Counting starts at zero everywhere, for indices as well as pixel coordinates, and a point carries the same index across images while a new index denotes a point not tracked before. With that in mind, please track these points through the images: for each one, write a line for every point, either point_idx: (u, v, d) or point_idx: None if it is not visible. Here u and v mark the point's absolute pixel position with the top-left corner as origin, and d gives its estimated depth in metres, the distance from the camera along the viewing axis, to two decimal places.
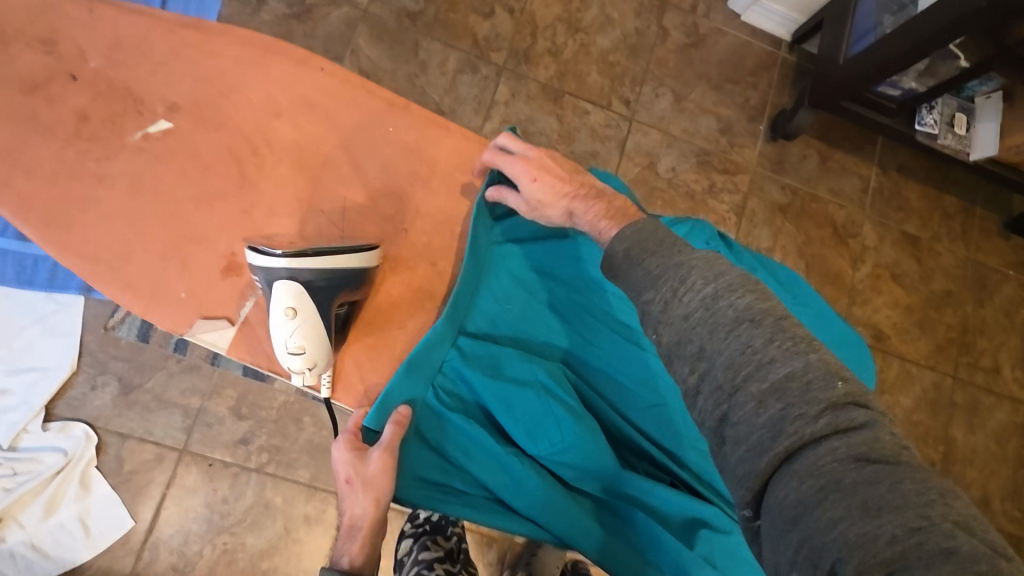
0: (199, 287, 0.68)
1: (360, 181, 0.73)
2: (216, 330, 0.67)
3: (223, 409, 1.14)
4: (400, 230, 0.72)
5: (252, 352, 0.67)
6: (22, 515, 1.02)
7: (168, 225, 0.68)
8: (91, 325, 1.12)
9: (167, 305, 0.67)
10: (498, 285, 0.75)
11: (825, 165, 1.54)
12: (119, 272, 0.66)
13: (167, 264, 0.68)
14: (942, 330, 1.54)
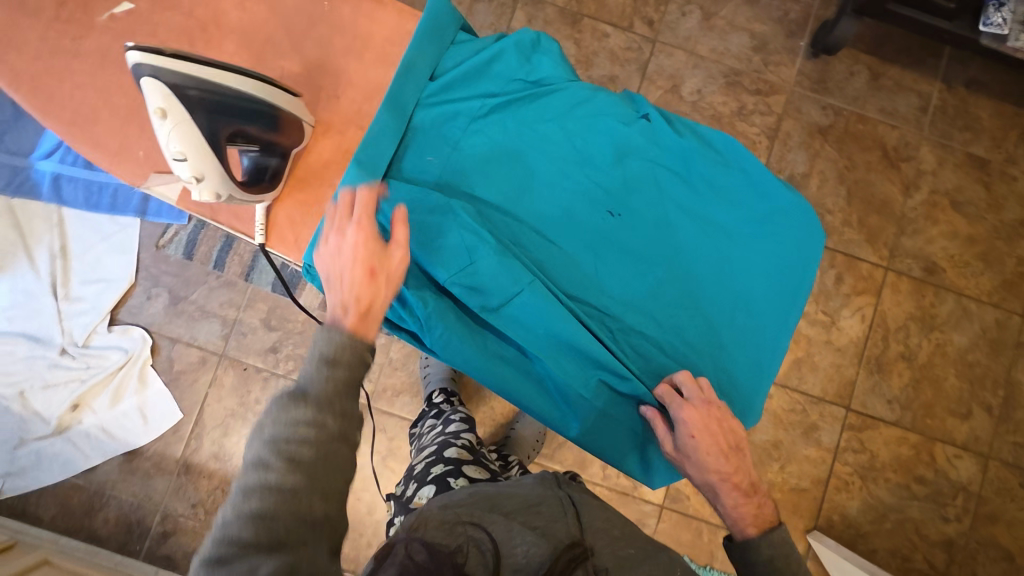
0: (155, 149, 0.74)
1: (297, 56, 0.76)
2: (167, 183, 0.73)
3: (255, 320, 1.26)
4: (331, 98, 0.77)
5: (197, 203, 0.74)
6: (94, 402, 1.21)
7: (129, 96, 0.74)
8: (146, 244, 1.28)
9: (130, 164, 0.74)
10: (421, 140, 0.76)
11: (876, 82, 1.40)
12: (93, 140, 0.73)
13: (127, 129, 0.74)
14: (1012, 264, 1.38)
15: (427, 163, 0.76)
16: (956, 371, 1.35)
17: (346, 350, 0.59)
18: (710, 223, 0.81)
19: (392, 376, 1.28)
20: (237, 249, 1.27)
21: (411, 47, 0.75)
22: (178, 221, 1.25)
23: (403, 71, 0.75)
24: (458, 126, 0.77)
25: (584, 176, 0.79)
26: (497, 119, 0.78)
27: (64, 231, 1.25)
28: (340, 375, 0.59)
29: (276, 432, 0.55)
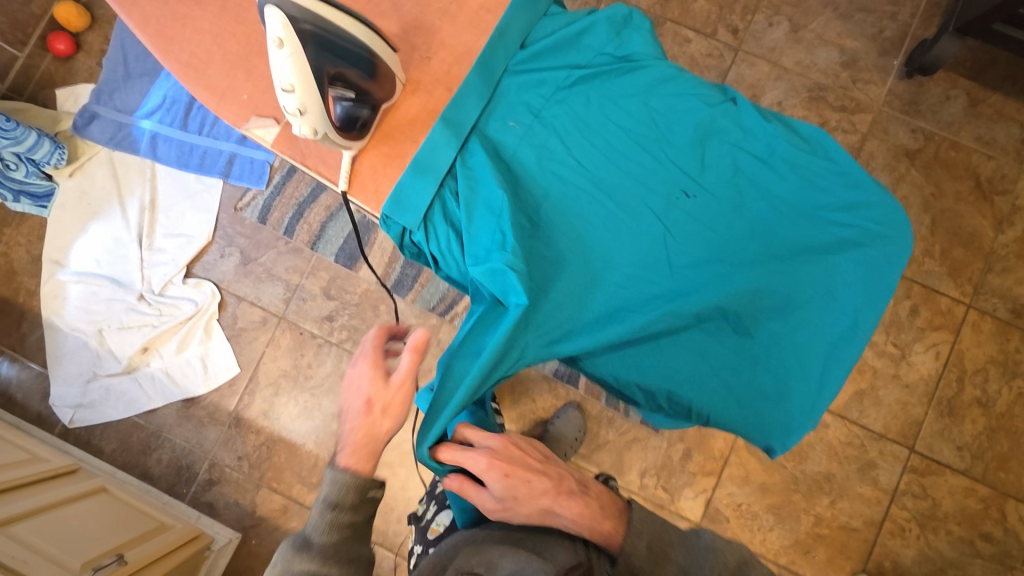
0: (259, 92, 0.76)
1: (395, 16, 0.78)
2: (264, 127, 0.75)
3: (316, 288, 1.31)
4: (423, 58, 0.78)
5: (291, 148, 0.75)
6: (162, 347, 1.29)
7: (242, 41, 0.75)
8: (224, 206, 1.34)
9: (232, 105, 0.75)
10: (505, 105, 0.78)
11: (974, 108, 1.32)
12: (202, 79, 0.75)
13: (236, 72, 0.75)
14: None
15: (509, 127, 0.77)
16: None
17: (351, 493, 0.74)
18: (794, 214, 0.77)
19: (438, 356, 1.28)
20: (306, 219, 1.32)
21: (507, 15, 0.77)
22: (257, 185, 1.33)
23: (495, 39, 0.77)
24: (542, 95, 0.78)
25: (661, 155, 0.78)
26: (581, 91, 0.79)
27: (155, 186, 1.35)
28: (349, 498, 0.74)
29: (299, 572, 0.70)
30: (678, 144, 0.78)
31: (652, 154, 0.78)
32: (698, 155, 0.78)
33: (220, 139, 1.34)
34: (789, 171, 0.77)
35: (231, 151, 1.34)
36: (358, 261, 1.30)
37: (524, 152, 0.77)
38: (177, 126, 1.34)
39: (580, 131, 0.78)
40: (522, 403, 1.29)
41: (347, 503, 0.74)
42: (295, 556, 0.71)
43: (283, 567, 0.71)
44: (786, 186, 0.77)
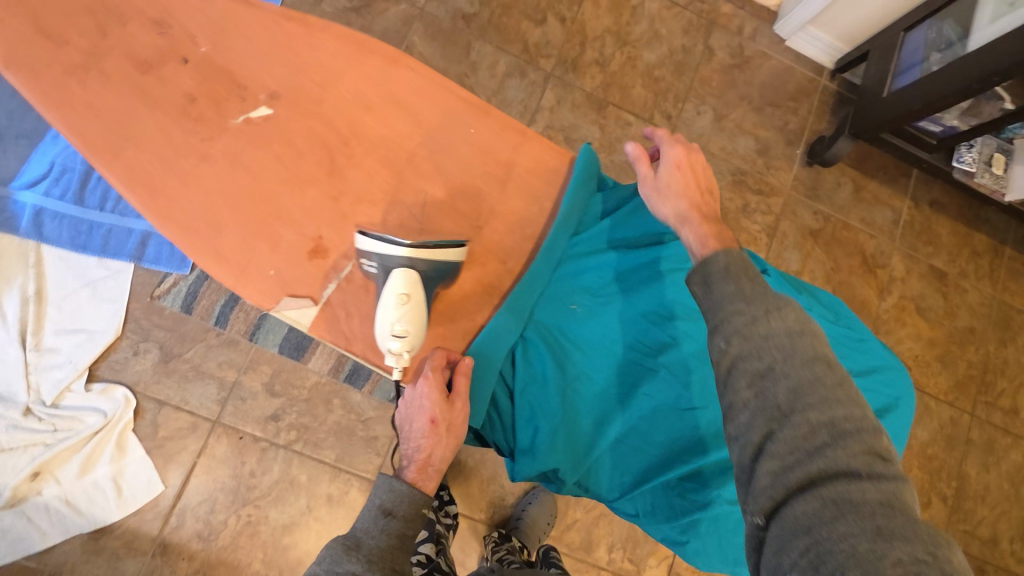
0: (288, 267, 0.66)
1: (441, 179, 0.71)
2: (299, 307, 0.66)
3: (257, 384, 1.17)
4: (475, 227, 0.71)
5: (331, 331, 0.66)
6: (59, 471, 1.07)
7: (262, 206, 0.67)
8: (138, 293, 1.15)
9: (257, 283, 0.66)
10: (565, 286, 0.74)
11: (859, 194, 1.55)
12: (215, 251, 0.66)
13: (258, 246, 0.66)
14: (963, 367, 1.56)
15: (571, 310, 0.74)
16: (917, 462, 1.49)
17: (405, 506, 0.67)
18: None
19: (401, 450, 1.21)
20: (242, 306, 1.18)
21: (569, 200, 0.73)
22: (179, 270, 1.16)
23: (558, 225, 0.72)
24: (601, 275, 0.76)
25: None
26: (638, 269, 0.77)
27: (42, 273, 1.12)
28: (397, 526, 0.66)
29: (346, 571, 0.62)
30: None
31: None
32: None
33: (129, 216, 1.15)
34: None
35: (144, 230, 1.15)
36: (305, 352, 1.19)
37: (587, 337, 0.74)
38: (70, 201, 1.13)
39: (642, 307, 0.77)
40: (490, 489, 1.26)
41: (397, 527, 0.66)
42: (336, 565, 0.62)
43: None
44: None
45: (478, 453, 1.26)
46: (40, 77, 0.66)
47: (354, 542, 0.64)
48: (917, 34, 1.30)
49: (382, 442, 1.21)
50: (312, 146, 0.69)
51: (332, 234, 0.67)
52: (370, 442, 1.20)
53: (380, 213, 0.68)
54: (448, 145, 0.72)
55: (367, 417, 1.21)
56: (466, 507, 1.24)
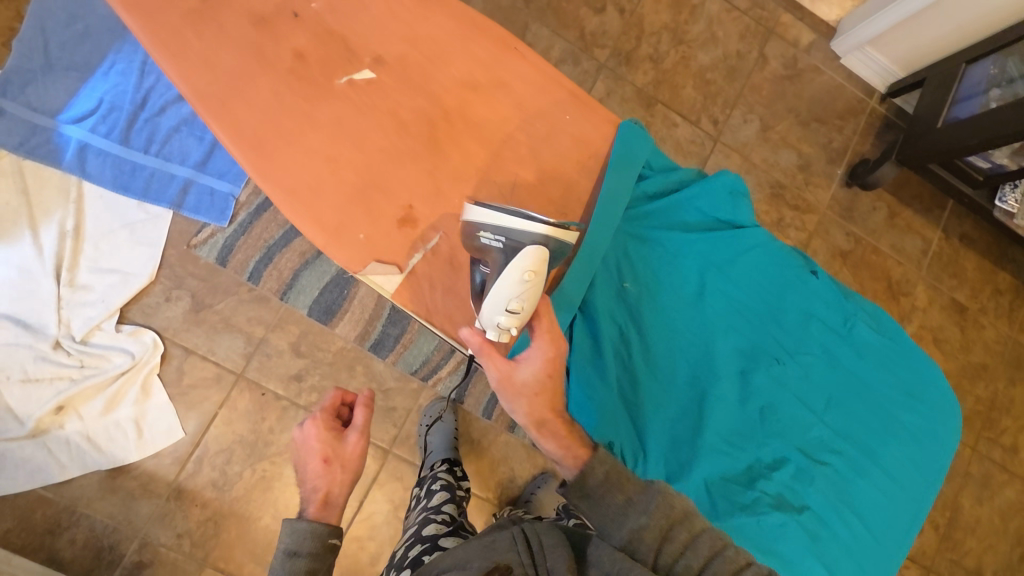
0: (378, 234, 0.68)
1: (532, 163, 0.72)
2: (386, 274, 0.68)
3: (284, 343, 1.18)
4: (562, 217, 0.72)
5: (414, 301, 0.68)
6: (82, 407, 1.08)
7: (360, 174, 0.69)
8: (175, 241, 1.15)
9: (348, 246, 0.68)
10: (622, 266, 0.76)
11: (892, 220, 1.56)
12: (313, 213, 0.67)
13: (352, 211, 0.68)
14: (971, 402, 1.58)
15: (624, 290, 0.76)
16: None
17: (307, 541, 0.66)
18: (870, 392, 0.80)
19: (417, 423, 1.23)
20: (276, 264, 1.17)
21: (611, 181, 0.72)
22: (218, 221, 1.15)
23: (605, 204, 0.71)
24: (652, 259, 0.78)
25: (759, 326, 0.79)
26: (688, 258, 0.79)
27: (82, 210, 1.11)
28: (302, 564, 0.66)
29: None
30: (776, 318, 0.80)
31: (750, 325, 0.79)
32: (789, 329, 0.80)
33: (172, 161, 1.14)
34: (865, 350, 0.80)
35: (187, 176, 1.15)
36: (334, 316, 1.19)
37: (636, 317, 0.76)
38: (116, 140, 1.12)
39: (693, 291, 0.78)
40: (500, 471, 1.27)
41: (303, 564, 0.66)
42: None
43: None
44: (863, 364, 0.80)
45: (492, 432, 1.27)
46: (153, 20, 0.68)
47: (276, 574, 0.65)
48: (979, 67, 1.28)
49: (400, 413, 1.22)
50: (418, 120, 0.71)
51: (423, 204, 0.69)
52: (390, 412, 1.22)
53: (472, 189, 0.70)
54: (554, 132, 0.74)
55: (387, 387, 1.22)
56: (477, 486, 1.25)
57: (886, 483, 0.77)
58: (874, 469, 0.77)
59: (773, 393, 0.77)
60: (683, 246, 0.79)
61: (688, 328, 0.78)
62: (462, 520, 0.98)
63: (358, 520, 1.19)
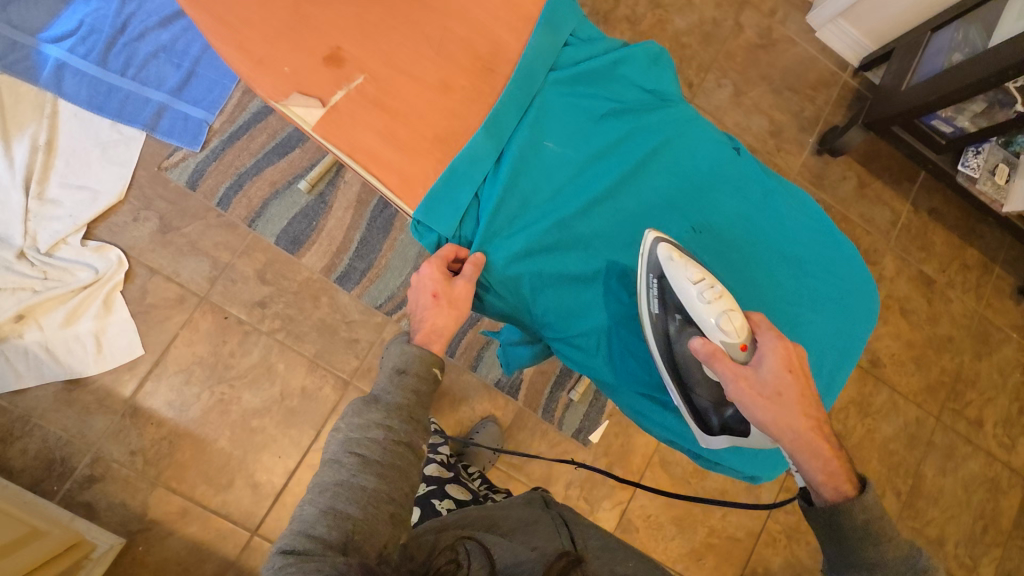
0: (305, 67, 0.64)
1: None
2: (307, 106, 0.63)
3: (249, 269, 1.19)
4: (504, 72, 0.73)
5: (336, 137, 0.64)
6: (43, 318, 1.09)
7: (291, 10, 0.65)
8: (146, 162, 1.17)
9: (271, 75, 0.63)
10: (543, 125, 0.70)
11: (862, 190, 1.58)
12: (239, 41, 0.63)
13: (278, 41, 0.64)
14: (936, 371, 1.58)
15: (544, 149, 0.70)
16: (879, 455, 1.52)
17: (415, 361, 0.69)
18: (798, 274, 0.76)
19: (379, 357, 1.23)
20: (246, 192, 1.19)
21: (539, 36, 0.69)
22: (190, 145, 1.18)
23: (529, 58, 0.69)
24: (577, 118, 0.72)
25: (686, 199, 0.74)
26: (617, 122, 0.72)
27: (55, 126, 1.14)
28: (411, 381, 0.68)
29: (366, 424, 0.63)
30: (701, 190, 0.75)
31: (675, 197, 0.75)
32: (720, 205, 0.75)
33: (148, 86, 1.17)
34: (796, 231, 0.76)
35: (161, 102, 1.17)
36: (302, 246, 1.21)
37: (555, 177, 0.70)
38: (94, 62, 1.15)
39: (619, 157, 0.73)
40: (460, 411, 1.28)
41: (411, 382, 0.68)
42: (341, 419, 0.65)
43: (348, 427, 0.64)
44: (791, 244, 0.76)
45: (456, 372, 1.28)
46: None
47: (372, 396, 0.66)
48: (943, 34, 1.32)
49: (362, 345, 1.23)
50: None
51: (352, 46, 0.66)
52: (350, 344, 1.22)
53: (398, 37, 0.67)
54: None
55: (351, 319, 1.22)
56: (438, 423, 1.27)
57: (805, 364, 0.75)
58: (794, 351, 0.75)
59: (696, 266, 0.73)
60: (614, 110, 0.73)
61: (613, 195, 0.72)
62: None
63: (314, 450, 1.18)
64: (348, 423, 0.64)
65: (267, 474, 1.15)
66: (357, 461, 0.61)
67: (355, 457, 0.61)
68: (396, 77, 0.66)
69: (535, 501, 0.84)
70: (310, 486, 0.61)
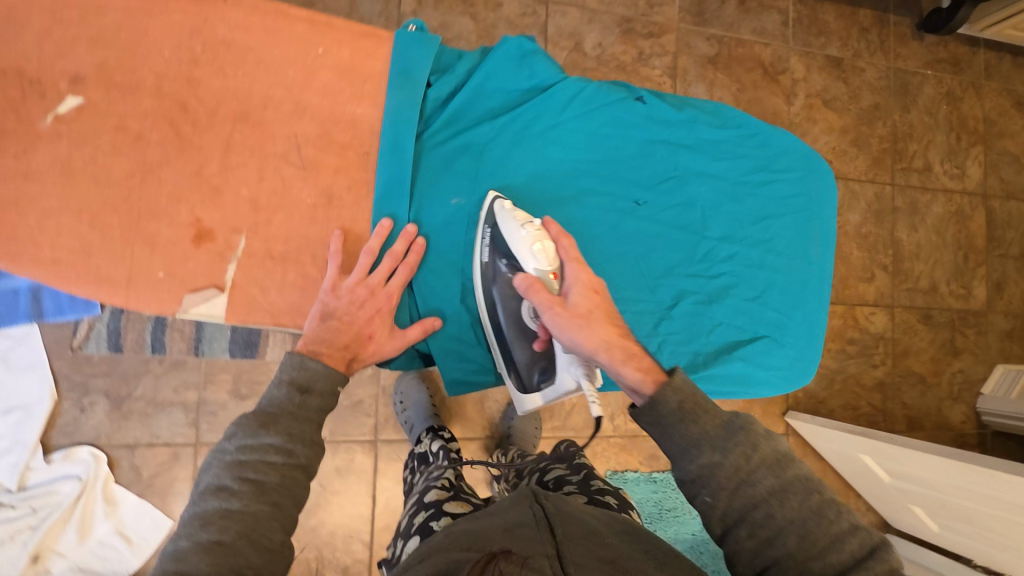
0: (176, 264, 0.67)
1: (303, 114, 0.71)
2: (207, 300, 0.67)
3: (222, 394, 1.13)
4: (363, 154, 0.72)
5: (252, 314, 0.69)
6: (57, 544, 1.04)
7: (121, 210, 0.65)
8: (56, 350, 1.07)
9: (149, 290, 0.66)
10: (439, 183, 0.74)
11: (744, 6, 1.52)
12: (91, 273, 0.65)
13: (130, 248, 0.66)
14: (876, 144, 1.64)
15: (451, 204, 0.75)
16: (857, 244, 1.61)
17: (323, 381, 0.63)
18: (729, 186, 0.83)
19: (389, 403, 1.23)
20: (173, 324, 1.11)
21: (394, 98, 0.71)
22: (91, 310, 1.04)
23: (393, 126, 0.71)
24: (470, 160, 0.75)
25: (607, 175, 0.78)
26: (508, 142, 0.76)
27: None
28: (316, 401, 0.62)
29: (265, 445, 0.57)
30: (617, 160, 0.79)
31: (593, 176, 0.78)
32: (636, 163, 0.79)
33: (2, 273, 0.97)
34: (710, 149, 0.82)
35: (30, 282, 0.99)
36: (257, 347, 1.13)
37: (478, 225, 0.75)
38: None
39: (527, 172, 0.76)
40: (487, 407, 1.30)
41: (317, 401, 0.62)
42: (227, 438, 0.58)
43: (236, 449, 0.57)
44: (717, 165, 0.82)
45: None
46: None
47: (267, 411, 0.59)
48: None
49: (369, 404, 1.22)
50: (153, 124, 0.67)
51: (208, 215, 0.68)
52: (355, 407, 1.22)
53: (252, 172, 0.69)
54: (309, 75, 0.71)
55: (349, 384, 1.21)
56: (468, 431, 1.28)
57: (773, 260, 0.83)
58: (761, 254, 0.83)
59: (639, 229, 0.79)
60: (500, 131, 0.75)
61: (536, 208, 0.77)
62: (462, 482, 0.90)
63: (378, 513, 1.21)
64: (238, 445, 0.57)
65: (350, 556, 1.18)
66: (237, 490, 0.55)
67: (245, 486, 0.55)
68: (272, 215, 0.69)
69: (523, 497, 0.61)
70: (184, 513, 0.54)
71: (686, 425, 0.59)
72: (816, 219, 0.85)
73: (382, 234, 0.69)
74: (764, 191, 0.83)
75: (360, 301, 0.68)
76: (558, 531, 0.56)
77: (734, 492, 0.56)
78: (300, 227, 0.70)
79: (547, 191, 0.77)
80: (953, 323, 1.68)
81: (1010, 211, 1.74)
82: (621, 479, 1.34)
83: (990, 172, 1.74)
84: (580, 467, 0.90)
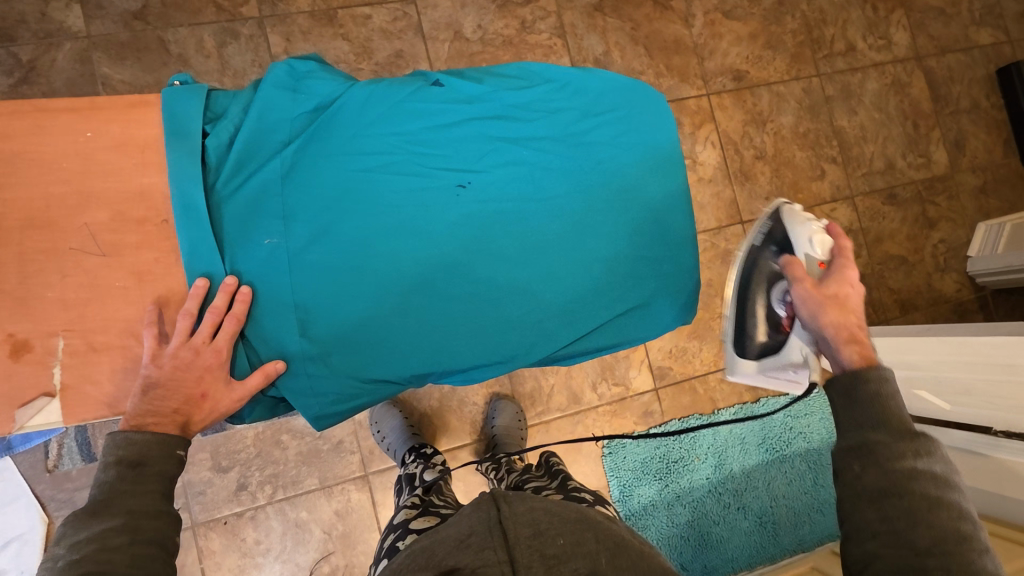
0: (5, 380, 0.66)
1: (96, 203, 0.69)
2: (41, 410, 0.66)
3: (205, 472, 1.16)
4: (162, 224, 0.71)
5: (86, 412, 0.68)
6: None
7: None
8: (34, 476, 1.09)
9: None
10: (250, 226, 0.73)
11: None
12: None
13: None
14: (790, 40, 1.58)
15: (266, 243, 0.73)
16: (797, 145, 1.57)
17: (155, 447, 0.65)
18: (549, 143, 0.85)
19: (370, 436, 1.23)
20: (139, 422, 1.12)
21: (172, 155, 0.70)
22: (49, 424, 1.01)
23: (179, 182, 0.70)
24: (275, 193, 0.74)
25: (421, 168, 0.80)
26: (310, 165, 0.76)
27: None
28: (154, 467, 0.64)
29: (103, 531, 0.59)
30: (426, 150, 0.80)
31: (407, 172, 0.79)
32: (447, 148, 0.81)
33: None
34: (519, 113, 0.84)
35: None
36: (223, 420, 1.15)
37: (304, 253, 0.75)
38: None
39: (339, 188, 0.77)
40: (468, 412, 1.29)
41: (155, 468, 0.64)
42: (57, 542, 0.58)
43: (68, 549, 0.57)
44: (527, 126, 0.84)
45: (434, 392, 1.28)
46: None
47: (96, 501, 0.61)
48: None
49: (349, 441, 1.22)
50: None
51: (22, 329, 0.66)
52: (338, 448, 1.22)
53: (54, 274, 0.67)
54: (87, 165, 0.69)
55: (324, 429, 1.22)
56: (455, 441, 1.28)
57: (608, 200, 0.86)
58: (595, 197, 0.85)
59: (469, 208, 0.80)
60: (298, 157, 0.76)
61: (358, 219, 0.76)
62: (433, 493, 0.93)
63: None
64: (69, 545, 0.58)
65: None
66: None
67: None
68: (87, 304, 0.68)
69: (484, 501, 0.62)
70: None
71: (891, 449, 0.62)
72: (639, 149, 0.88)
73: (197, 293, 0.69)
74: (578, 138, 0.86)
75: (185, 365, 0.68)
76: (510, 535, 0.57)
77: (894, 535, 0.57)
78: (121, 313, 0.69)
79: (363, 200, 0.77)
80: (920, 194, 1.63)
81: (949, 66, 1.68)
82: (619, 444, 1.33)
83: (918, 33, 1.67)
84: (555, 473, 0.98)
